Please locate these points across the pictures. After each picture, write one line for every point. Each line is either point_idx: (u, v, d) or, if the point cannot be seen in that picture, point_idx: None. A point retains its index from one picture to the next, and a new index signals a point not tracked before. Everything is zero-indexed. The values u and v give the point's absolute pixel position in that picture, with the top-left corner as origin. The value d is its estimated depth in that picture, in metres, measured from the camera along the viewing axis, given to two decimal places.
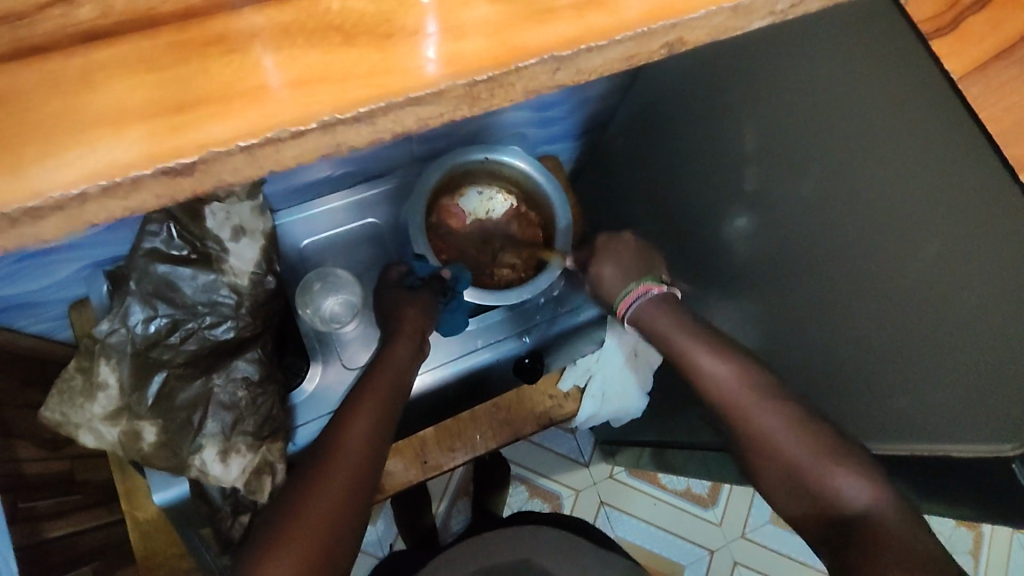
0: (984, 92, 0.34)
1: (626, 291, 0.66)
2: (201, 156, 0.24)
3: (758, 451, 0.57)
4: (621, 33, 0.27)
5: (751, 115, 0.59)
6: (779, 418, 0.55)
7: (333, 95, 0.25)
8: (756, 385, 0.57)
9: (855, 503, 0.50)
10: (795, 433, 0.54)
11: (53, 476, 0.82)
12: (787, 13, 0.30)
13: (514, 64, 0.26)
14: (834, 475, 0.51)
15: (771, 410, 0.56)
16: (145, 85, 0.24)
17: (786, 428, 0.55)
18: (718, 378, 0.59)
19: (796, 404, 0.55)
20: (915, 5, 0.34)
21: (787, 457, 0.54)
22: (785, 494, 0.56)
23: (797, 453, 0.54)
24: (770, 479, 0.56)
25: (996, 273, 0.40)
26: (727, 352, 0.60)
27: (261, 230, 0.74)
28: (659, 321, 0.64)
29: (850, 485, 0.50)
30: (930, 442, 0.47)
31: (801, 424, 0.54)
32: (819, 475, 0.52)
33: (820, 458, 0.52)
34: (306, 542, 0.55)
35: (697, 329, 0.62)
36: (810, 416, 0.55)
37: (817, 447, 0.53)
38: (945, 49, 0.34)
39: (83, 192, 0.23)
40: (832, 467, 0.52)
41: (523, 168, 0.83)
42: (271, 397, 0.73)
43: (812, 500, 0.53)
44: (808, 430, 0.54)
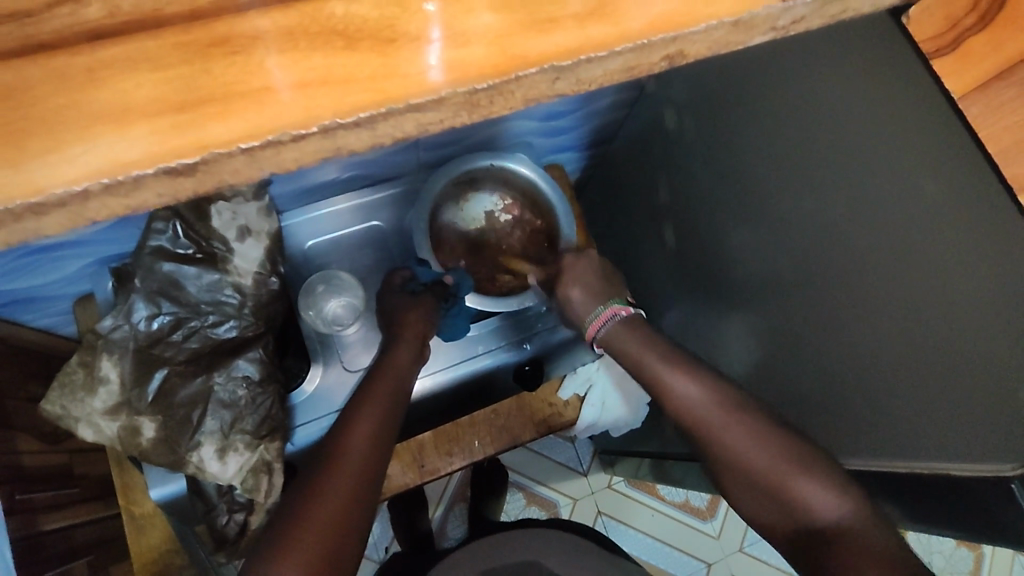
0: (983, 112, 0.37)
1: (595, 314, 0.65)
2: (204, 156, 0.24)
3: (727, 469, 0.54)
4: (621, 44, 0.27)
5: (755, 129, 0.59)
6: (747, 431, 0.53)
7: (335, 99, 0.25)
8: (723, 400, 0.55)
9: (828, 516, 0.48)
10: (764, 446, 0.52)
11: (51, 470, 0.83)
12: (789, 29, 0.30)
13: (514, 73, 0.26)
14: (807, 487, 0.50)
15: (739, 423, 0.54)
16: (149, 84, 0.24)
17: (754, 440, 0.53)
18: (685, 394, 0.56)
19: (761, 416, 0.54)
20: (918, 26, 0.39)
21: (757, 473, 0.52)
22: (759, 511, 0.53)
23: (768, 467, 0.51)
24: (741, 497, 0.54)
25: (991, 294, 0.40)
26: (689, 367, 0.58)
27: (267, 231, 0.74)
28: (625, 339, 0.62)
29: (823, 497, 0.49)
30: (929, 462, 0.46)
31: (769, 437, 0.52)
32: (790, 488, 0.50)
33: (788, 470, 0.51)
34: (315, 541, 0.54)
35: (664, 348, 0.60)
36: (778, 429, 0.53)
37: (785, 459, 0.51)
38: (948, 66, 0.38)
39: (87, 188, 0.24)
40: (805, 478, 0.50)
41: (528, 175, 0.84)
42: (271, 397, 0.73)
43: (784, 514, 0.51)
44: (776, 445, 0.52)
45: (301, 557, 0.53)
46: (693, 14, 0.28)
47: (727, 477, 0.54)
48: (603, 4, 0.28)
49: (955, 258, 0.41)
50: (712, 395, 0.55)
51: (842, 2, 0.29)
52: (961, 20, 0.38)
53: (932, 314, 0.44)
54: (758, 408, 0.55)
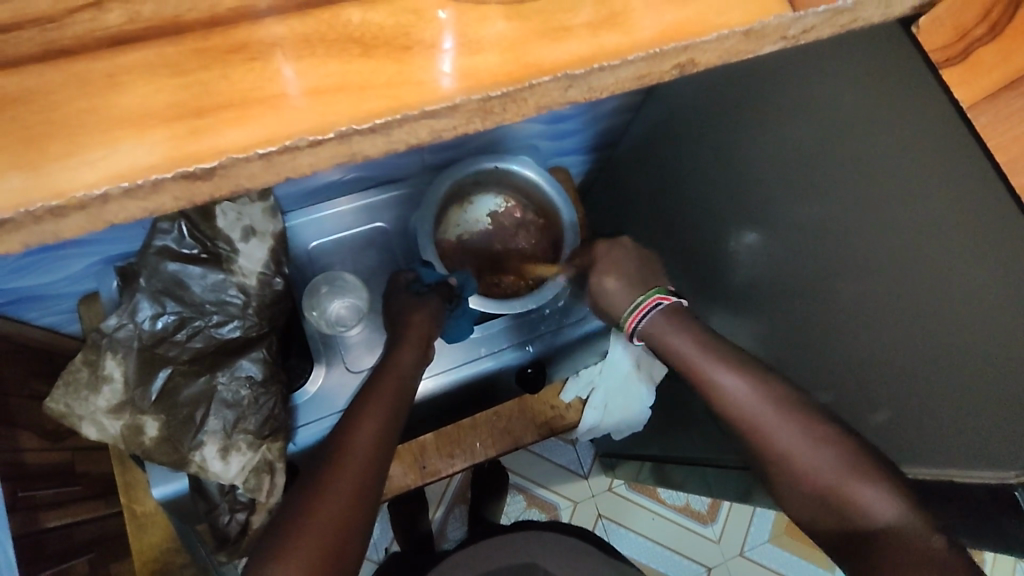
0: (993, 122, 0.34)
1: (636, 304, 0.65)
2: (220, 161, 0.24)
3: (778, 466, 0.53)
4: (633, 53, 0.27)
5: (760, 136, 0.59)
6: (801, 428, 0.52)
7: (349, 106, 0.26)
8: (775, 396, 0.54)
9: (881, 516, 0.47)
10: (820, 444, 0.51)
11: (54, 468, 0.83)
12: (800, 39, 0.30)
13: (528, 80, 0.27)
14: (860, 487, 0.49)
15: (791, 420, 0.53)
16: (168, 89, 0.25)
17: (808, 438, 0.52)
18: (732, 390, 0.56)
19: (814, 413, 0.53)
20: (927, 36, 0.35)
21: (812, 471, 0.51)
22: (809, 509, 0.52)
23: (822, 465, 0.51)
24: (792, 495, 0.53)
25: (999, 303, 0.40)
26: (739, 362, 0.57)
27: (272, 232, 0.75)
28: (668, 334, 0.61)
29: (875, 498, 0.48)
30: (941, 468, 0.46)
31: (826, 433, 0.51)
32: (844, 488, 0.49)
33: (839, 470, 0.50)
34: (316, 543, 0.54)
35: (710, 343, 0.59)
36: (835, 427, 0.52)
37: (842, 457, 0.50)
38: (955, 79, 0.35)
39: (105, 192, 0.24)
40: (858, 479, 0.49)
41: (532, 177, 0.84)
42: (273, 397, 0.73)
43: (836, 514, 0.50)
44: (825, 443, 0.51)
45: (305, 556, 0.53)
46: (704, 23, 0.28)
47: (778, 474, 0.54)
48: (615, 13, 0.28)
49: (963, 267, 0.41)
50: (764, 391, 0.54)
51: (852, 12, 0.29)
52: (971, 30, 0.34)
53: (940, 322, 0.44)
54: (813, 404, 0.53)
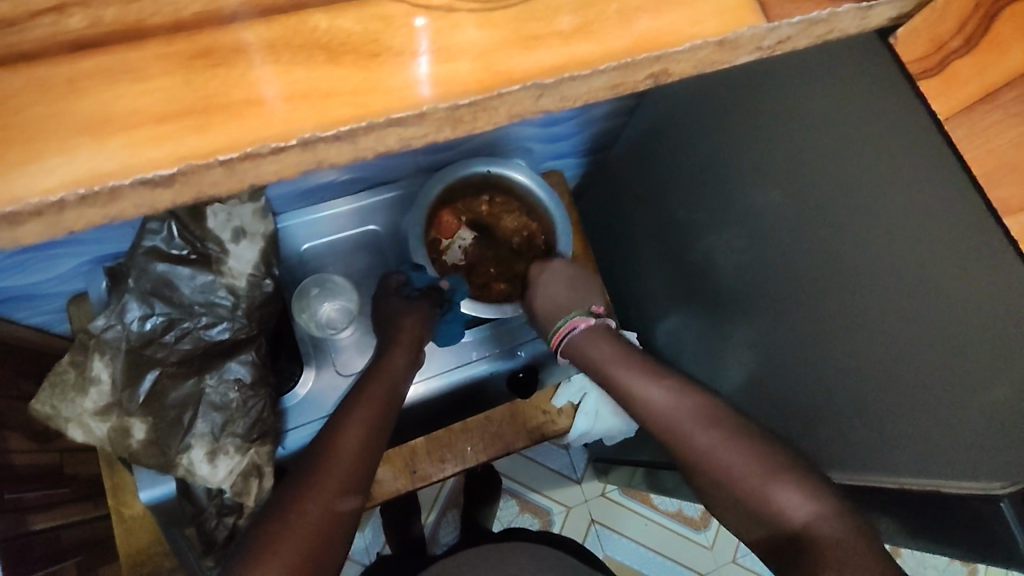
0: (969, 135, 0.35)
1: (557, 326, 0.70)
2: (181, 168, 0.24)
3: (708, 480, 0.54)
4: (605, 62, 0.27)
5: (746, 146, 0.59)
6: (718, 436, 0.54)
7: (316, 112, 0.25)
8: (696, 405, 0.57)
9: (798, 517, 0.48)
10: (731, 449, 0.53)
11: (42, 470, 0.82)
12: (775, 49, 0.30)
13: (498, 89, 0.26)
14: (778, 489, 0.49)
15: (706, 430, 0.55)
16: (131, 95, 0.25)
17: (727, 443, 0.53)
18: (655, 402, 0.59)
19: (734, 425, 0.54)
20: (904, 47, 0.36)
21: (730, 476, 0.52)
22: (743, 521, 0.53)
23: (738, 471, 0.52)
24: (726, 508, 0.54)
25: (973, 315, 0.40)
26: (659, 376, 0.61)
27: (262, 234, 0.75)
28: (593, 346, 0.67)
29: (788, 497, 0.49)
30: (917, 477, 0.46)
31: (745, 440, 0.53)
32: (762, 489, 0.50)
33: (755, 474, 0.51)
34: (298, 547, 0.53)
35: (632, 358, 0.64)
36: (752, 434, 0.53)
37: (755, 461, 0.51)
38: (931, 90, 0.35)
39: (62, 199, 0.24)
40: (774, 482, 0.50)
41: (524, 182, 0.83)
42: (262, 401, 0.73)
43: (761, 519, 0.51)
44: (741, 448, 0.53)
45: (292, 553, 0.53)
46: (678, 33, 0.28)
47: (712, 489, 0.54)
48: (588, 22, 0.28)
49: (940, 281, 0.41)
50: (685, 403, 0.57)
51: (828, 23, 0.29)
52: (947, 42, 0.35)
53: (916, 334, 0.44)
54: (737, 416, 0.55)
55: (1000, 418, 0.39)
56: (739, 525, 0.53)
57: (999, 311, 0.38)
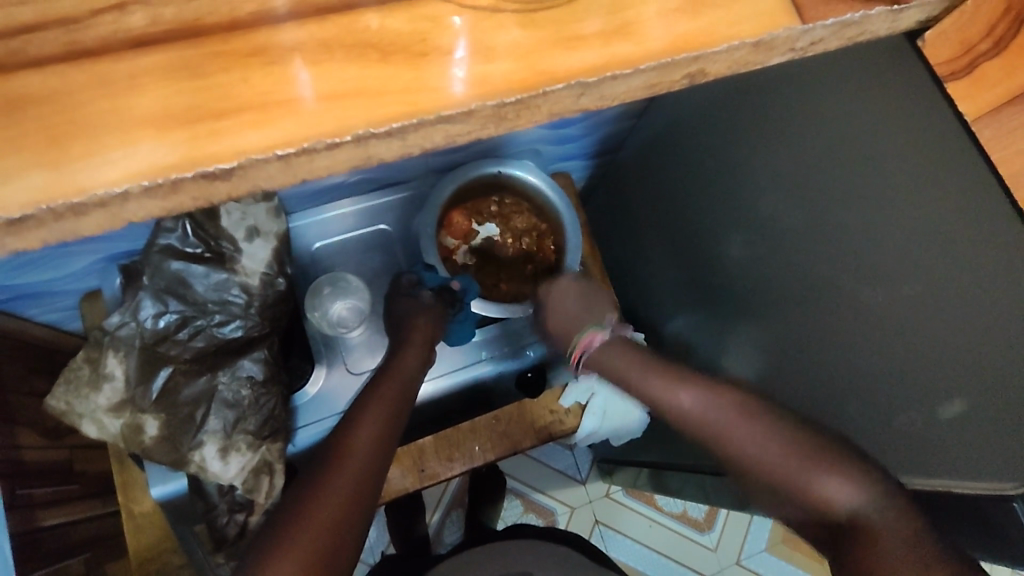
0: (996, 136, 0.37)
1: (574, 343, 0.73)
2: (240, 162, 0.25)
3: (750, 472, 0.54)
4: (645, 62, 0.28)
5: (763, 148, 0.60)
6: (753, 428, 0.55)
7: (366, 110, 0.26)
8: (730, 402, 0.57)
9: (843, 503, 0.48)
10: (770, 440, 0.53)
11: (52, 467, 0.83)
12: (807, 50, 0.31)
13: (541, 87, 0.27)
14: (819, 479, 0.50)
15: (743, 425, 0.55)
16: (186, 91, 0.25)
17: (766, 436, 0.54)
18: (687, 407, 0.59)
19: (770, 415, 0.55)
20: (933, 49, 0.38)
21: (771, 468, 0.53)
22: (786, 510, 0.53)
23: (781, 463, 0.52)
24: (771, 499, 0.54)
25: (994, 315, 0.40)
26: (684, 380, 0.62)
27: (275, 233, 0.76)
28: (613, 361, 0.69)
29: (831, 486, 0.49)
30: (937, 480, 0.46)
31: (778, 430, 0.53)
32: (802, 479, 0.51)
33: (795, 462, 0.51)
34: (314, 544, 0.54)
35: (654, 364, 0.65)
36: (785, 423, 0.54)
37: (794, 451, 0.52)
38: (960, 91, 0.37)
39: (126, 191, 0.24)
40: (812, 471, 0.50)
41: (535, 184, 0.84)
42: (273, 399, 0.74)
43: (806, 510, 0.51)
44: (779, 438, 0.53)
45: (305, 554, 0.53)
46: (714, 34, 0.29)
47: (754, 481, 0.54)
48: (626, 23, 0.28)
49: (962, 278, 0.42)
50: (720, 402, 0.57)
51: (859, 25, 0.30)
52: (976, 45, 0.36)
53: (938, 333, 0.44)
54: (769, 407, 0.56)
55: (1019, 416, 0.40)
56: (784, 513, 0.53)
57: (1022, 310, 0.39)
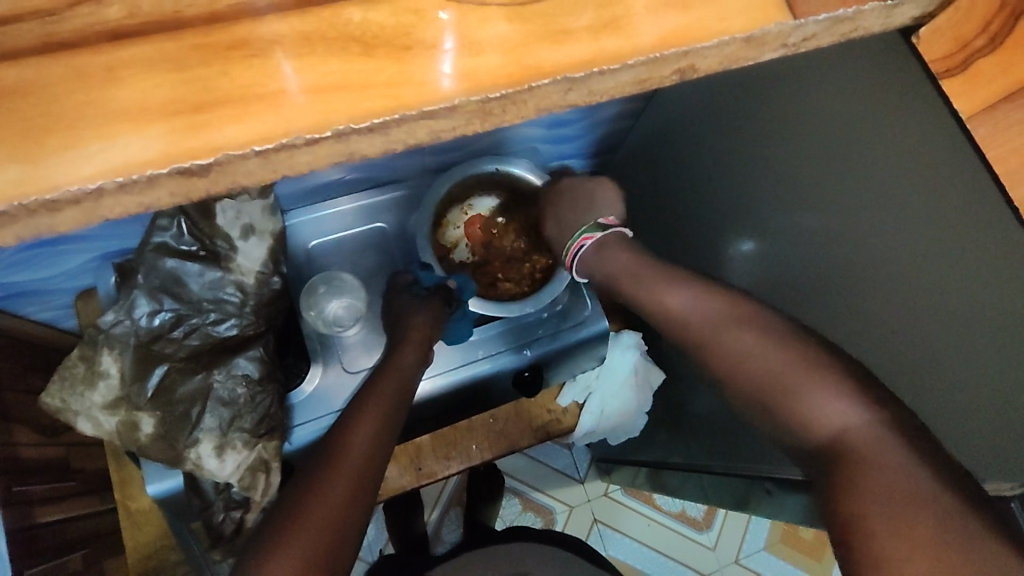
0: (992, 132, 0.35)
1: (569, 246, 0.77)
2: (216, 158, 0.25)
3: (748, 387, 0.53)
4: (634, 57, 0.27)
5: (758, 145, 0.59)
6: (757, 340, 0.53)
7: (350, 104, 0.26)
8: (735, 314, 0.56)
9: (838, 420, 0.46)
10: (768, 350, 0.52)
11: (49, 464, 0.83)
12: (800, 46, 0.30)
13: (528, 83, 0.27)
14: (816, 390, 0.48)
15: (739, 331, 0.54)
16: (167, 85, 0.25)
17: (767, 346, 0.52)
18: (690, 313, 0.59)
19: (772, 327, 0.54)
20: (927, 46, 0.36)
21: (763, 382, 0.52)
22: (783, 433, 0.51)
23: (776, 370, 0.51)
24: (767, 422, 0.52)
25: (993, 314, 0.40)
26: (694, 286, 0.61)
27: (272, 231, 0.75)
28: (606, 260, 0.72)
29: (829, 403, 0.47)
30: None
31: (786, 342, 0.52)
32: (797, 392, 0.49)
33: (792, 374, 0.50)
34: (313, 543, 0.53)
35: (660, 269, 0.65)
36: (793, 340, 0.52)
37: (794, 365, 0.50)
38: (955, 89, 0.35)
39: (102, 186, 0.24)
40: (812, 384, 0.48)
41: (533, 183, 0.85)
42: (270, 396, 0.73)
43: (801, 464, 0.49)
44: (777, 348, 0.52)
45: (302, 553, 0.52)
46: (705, 29, 0.28)
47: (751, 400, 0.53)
48: (616, 17, 0.28)
49: (957, 275, 0.42)
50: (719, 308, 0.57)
51: (853, 21, 0.29)
52: (971, 41, 0.35)
53: (938, 332, 0.44)
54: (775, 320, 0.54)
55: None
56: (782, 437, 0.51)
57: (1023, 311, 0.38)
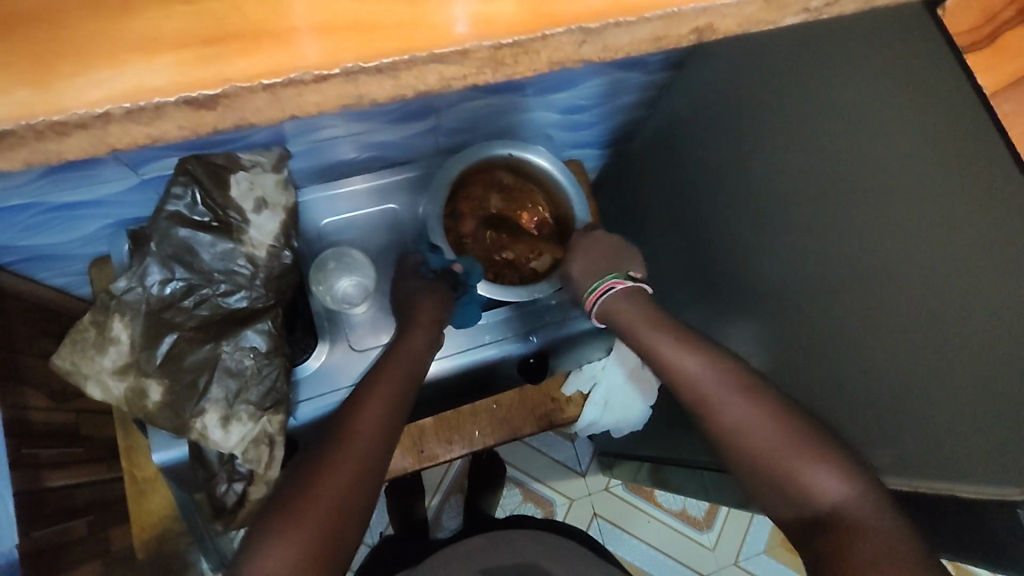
0: (1016, 110, 0.38)
1: (593, 287, 0.71)
2: (225, 90, 0.25)
3: (736, 450, 0.55)
4: (652, 11, 0.27)
5: (774, 132, 0.59)
6: (749, 406, 0.55)
7: (358, 44, 0.26)
8: (733, 380, 0.58)
9: (831, 499, 0.49)
10: (763, 423, 0.54)
11: (59, 428, 0.84)
12: (822, 12, 0.30)
13: (542, 31, 0.27)
14: (813, 470, 0.51)
15: (744, 401, 0.56)
16: (177, 14, 0.25)
17: (758, 419, 0.55)
18: (690, 372, 0.60)
19: (781, 404, 0.55)
20: (953, 19, 0.40)
21: (754, 448, 0.54)
22: (775, 501, 0.54)
23: (770, 447, 0.53)
24: (755, 487, 0.55)
25: (984, 305, 0.41)
26: (694, 346, 0.61)
27: (284, 205, 0.74)
28: (628, 310, 0.68)
29: (827, 482, 0.50)
30: (937, 484, 0.46)
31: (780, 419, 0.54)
32: (798, 471, 0.51)
33: (788, 451, 0.52)
34: (322, 518, 0.54)
35: (666, 326, 0.65)
36: (789, 409, 0.54)
37: (787, 437, 0.53)
38: (980, 63, 0.39)
39: (108, 112, 0.25)
40: (808, 461, 0.51)
41: (545, 167, 0.83)
42: (277, 369, 0.73)
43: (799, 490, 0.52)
44: (782, 427, 0.53)
45: (313, 527, 0.53)
46: None
47: (740, 462, 0.55)
48: None
49: (967, 260, 0.42)
50: (718, 373, 0.58)
51: None
52: (999, 12, 0.38)
53: (947, 317, 0.44)
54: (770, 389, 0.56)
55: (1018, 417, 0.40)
56: (780, 500, 0.53)
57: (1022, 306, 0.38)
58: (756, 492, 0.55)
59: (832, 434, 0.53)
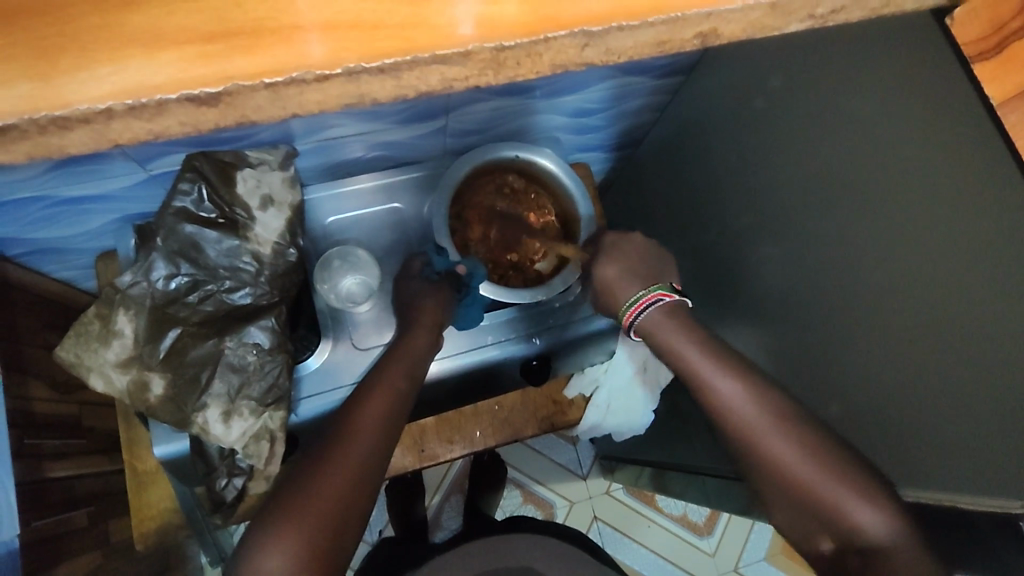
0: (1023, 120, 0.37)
1: (635, 298, 0.65)
2: (227, 87, 0.27)
3: (767, 473, 0.55)
4: (654, 15, 0.28)
5: (778, 139, 0.60)
6: (789, 437, 0.54)
7: (361, 44, 0.27)
8: (760, 402, 0.56)
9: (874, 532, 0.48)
10: (800, 452, 0.53)
11: (62, 420, 0.85)
12: (828, 19, 0.31)
13: (543, 33, 0.28)
14: (857, 507, 0.49)
15: (779, 431, 0.54)
16: (182, 12, 0.27)
17: (796, 448, 0.53)
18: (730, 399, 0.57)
19: (784, 414, 0.55)
20: (962, 28, 0.39)
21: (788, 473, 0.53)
22: (789, 512, 0.54)
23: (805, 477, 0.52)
24: (780, 506, 0.55)
25: (975, 311, 0.41)
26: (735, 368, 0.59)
27: (290, 203, 0.75)
28: (671, 330, 0.63)
29: (869, 517, 0.49)
30: (941, 494, 0.46)
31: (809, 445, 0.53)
32: (839, 504, 0.50)
33: (833, 485, 0.51)
34: (320, 518, 0.54)
35: (707, 345, 0.61)
36: (793, 419, 0.55)
37: (823, 468, 0.51)
38: (988, 72, 0.39)
39: (109, 107, 0.27)
40: (852, 493, 0.50)
41: (551, 168, 0.84)
42: (281, 365, 0.72)
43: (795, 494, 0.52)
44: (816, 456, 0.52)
45: (310, 527, 0.54)
46: None
47: (767, 480, 0.55)
48: None
49: (957, 265, 0.42)
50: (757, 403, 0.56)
51: None
52: (1007, 24, 0.38)
53: (937, 322, 0.44)
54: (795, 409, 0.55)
55: (1002, 418, 0.40)
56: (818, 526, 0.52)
57: (1014, 312, 0.39)
58: (791, 515, 0.54)
59: (866, 459, 0.51)
